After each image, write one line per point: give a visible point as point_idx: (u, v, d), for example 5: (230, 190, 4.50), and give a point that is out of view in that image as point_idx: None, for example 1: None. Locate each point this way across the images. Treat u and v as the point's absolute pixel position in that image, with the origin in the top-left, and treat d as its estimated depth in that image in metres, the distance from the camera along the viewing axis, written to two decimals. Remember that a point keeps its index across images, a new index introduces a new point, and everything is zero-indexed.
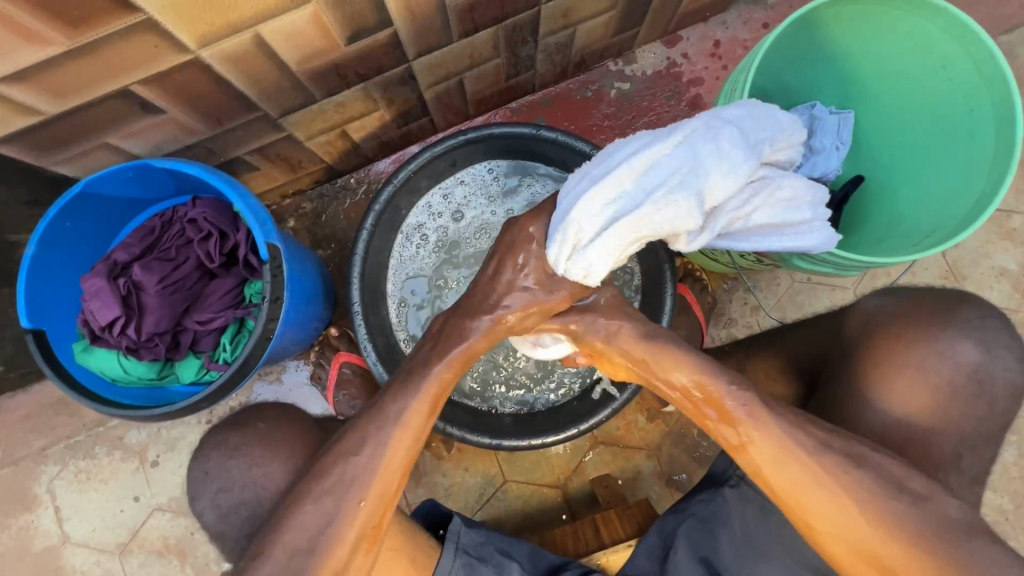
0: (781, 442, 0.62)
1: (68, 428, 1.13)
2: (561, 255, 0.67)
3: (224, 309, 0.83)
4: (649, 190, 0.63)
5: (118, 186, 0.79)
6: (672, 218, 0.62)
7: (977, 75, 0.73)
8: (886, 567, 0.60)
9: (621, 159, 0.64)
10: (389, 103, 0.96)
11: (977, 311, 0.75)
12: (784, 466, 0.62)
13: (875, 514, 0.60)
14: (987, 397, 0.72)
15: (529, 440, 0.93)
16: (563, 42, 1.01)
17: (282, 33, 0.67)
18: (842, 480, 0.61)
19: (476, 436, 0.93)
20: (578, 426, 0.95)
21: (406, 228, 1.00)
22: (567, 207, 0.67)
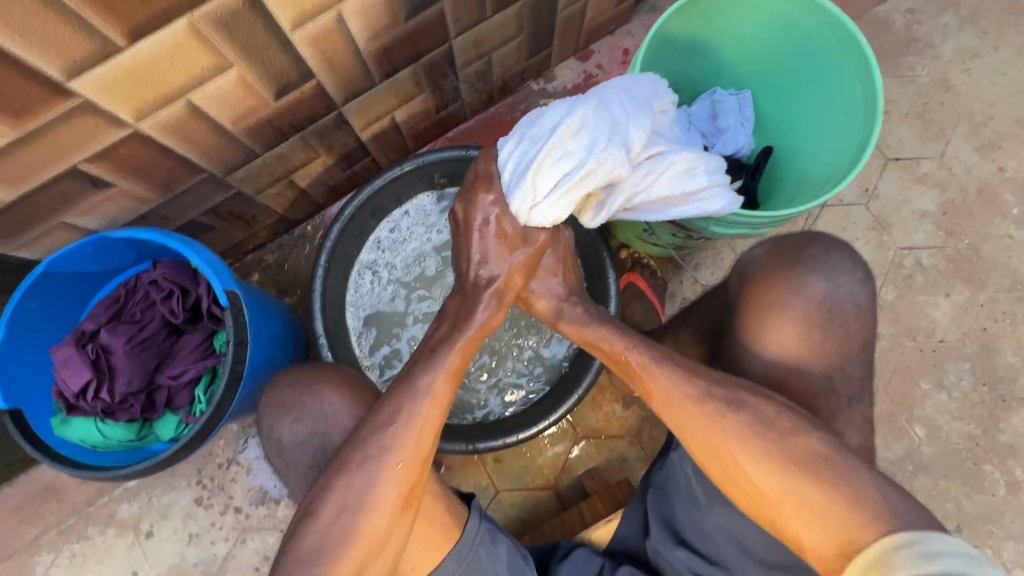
0: (667, 393, 0.70)
1: (58, 513, 1.14)
2: (522, 210, 0.72)
3: (194, 362, 0.87)
4: (588, 146, 0.70)
5: (80, 262, 0.84)
6: (612, 169, 0.71)
7: (836, 40, 0.81)
8: (767, 496, 0.65)
9: (558, 120, 0.71)
10: (329, 149, 1.03)
11: (821, 247, 0.79)
12: (679, 410, 0.69)
13: (751, 451, 0.66)
14: (839, 322, 0.77)
15: (503, 439, 0.97)
16: (482, 71, 1.10)
17: (212, 98, 0.74)
18: (723, 417, 0.67)
19: (452, 444, 0.96)
20: (549, 418, 0.98)
21: (359, 265, 1.05)
22: (514, 170, 0.72)
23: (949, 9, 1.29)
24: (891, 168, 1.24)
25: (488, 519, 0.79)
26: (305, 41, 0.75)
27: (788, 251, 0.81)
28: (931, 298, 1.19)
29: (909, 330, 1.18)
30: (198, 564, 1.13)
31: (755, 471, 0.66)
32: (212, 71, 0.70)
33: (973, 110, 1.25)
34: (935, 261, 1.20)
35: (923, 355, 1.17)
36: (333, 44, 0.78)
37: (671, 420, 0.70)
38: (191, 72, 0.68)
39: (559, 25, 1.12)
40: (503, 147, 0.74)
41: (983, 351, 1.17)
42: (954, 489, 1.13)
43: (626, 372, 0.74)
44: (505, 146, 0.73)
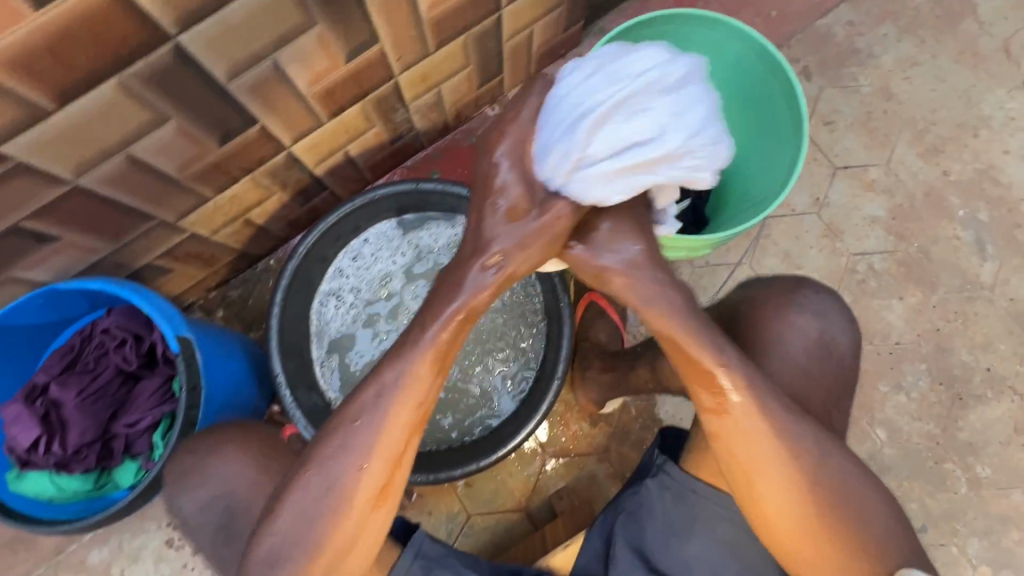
0: (752, 417, 0.65)
1: (27, 563, 1.12)
2: (563, 166, 0.62)
3: (151, 408, 0.87)
4: (673, 117, 0.62)
5: (30, 315, 0.84)
6: (678, 165, 0.64)
7: (763, 63, 0.84)
8: (814, 531, 0.67)
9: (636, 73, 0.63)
10: (284, 187, 1.04)
11: (813, 289, 0.84)
12: (756, 438, 0.65)
13: (818, 489, 0.66)
14: (834, 358, 0.81)
15: (463, 468, 0.99)
16: (433, 102, 1.12)
17: (153, 149, 0.75)
18: (783, 457, 0.66)
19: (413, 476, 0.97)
20: (508, 445, 1.00)
21: (321, 293, 1.04)
22: (606, 111, 0.62)
23: (888, 20, 1.33)
24: (840, 176, 1.27)
25: (425, 556, 0.83)
26: (241, 90, 0.76)
27: (785, 290, 0.84)
28: (884, 301, 1.22)
29: (865, 334, 1.20)
30: None
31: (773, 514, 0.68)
32: (149, 124, 0.72)
33: (915, 117, 1.29)
34: (887, 265, 1.23)
35: (880, 358, 1.20)
36: (272, 91, 0.80)
37: (727, 444, 0.66)
38: (128, 127, 0.70)
39: (507, 54, 1.14)
40: (585, 80, 0.63)
41: (937, 351, 1.19)
42: (917, 489, 1.15)
43: (691, 359, 0.65)
44: (571, 78, 0.64)
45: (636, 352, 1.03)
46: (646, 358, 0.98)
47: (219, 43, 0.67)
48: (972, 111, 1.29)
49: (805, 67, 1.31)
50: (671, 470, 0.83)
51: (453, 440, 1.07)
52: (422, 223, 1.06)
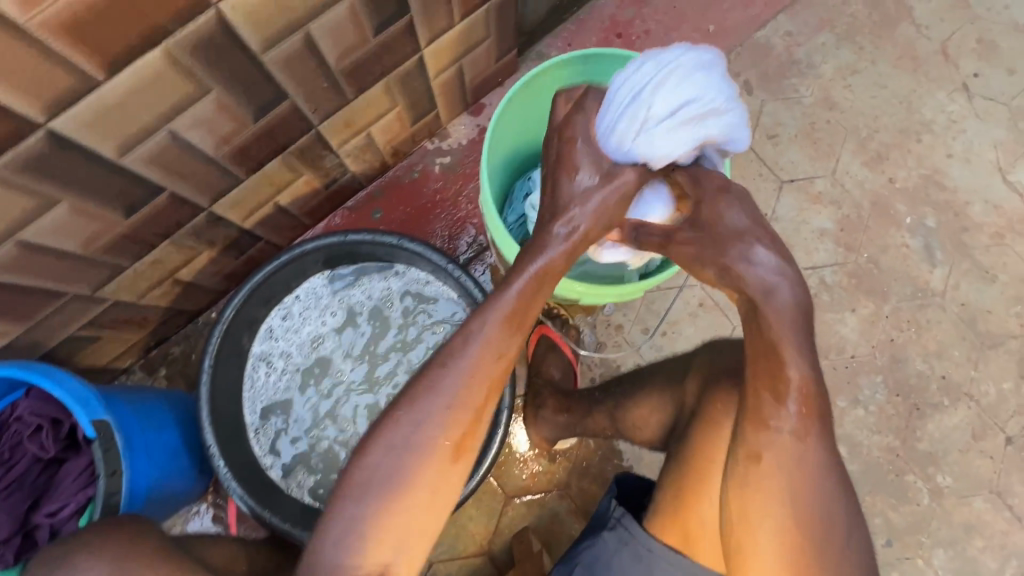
0: (795, 456, 0.61)
1: None
2: (630, 130, 0.64)
3: (75, 494, 0.83)
4: (713, 81, 0.65)
5: None
6: (721, 124, 0.67)
7: None
8: None
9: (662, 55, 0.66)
10: (212, 244, 1.01)
11: None
12: (791, 474, 0.62)
13: (833, 553, 0.61)
14: None
15: None
16: (364, 144, 1.09)
17: (47, 230, 0.73)
18: (805, 516, 0.61)
19: None
20: None
21: (252, 359, 1.02)
22: (662, 79, 0.64)
23: (826, 28, 1.32)
24: (787, 190, 1.26)
25: None
26: (140, 163, 0.73)
27: None
28: (838, 314, 1.21)
29: (820, 350, 1.19)
30: None
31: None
32: (37, 208, 0.69)
33: (859, 125, 1.28)
34: (838, 278, 1.22)
35: (837, 373, 1.19)
36: (177, 160, 0.77)
37: (763, 470, 0.62)
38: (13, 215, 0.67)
39: (437, 90, 1.11)
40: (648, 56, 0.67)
41: (893, 362, 1.19)
42: (880, 504, 1.14)
43: (762, 361, 0.61)
44: (626, 68, 0.67)
45: (593, 396, 1.01)
46: (605, 406, 0.97)
47: (102, 123, 0.65)
48: (915, 116, 1.28)
49: (746, 80, 1.30)
50: (630, 524, 0.81)
51: None
52: (351, 275, 1.05)
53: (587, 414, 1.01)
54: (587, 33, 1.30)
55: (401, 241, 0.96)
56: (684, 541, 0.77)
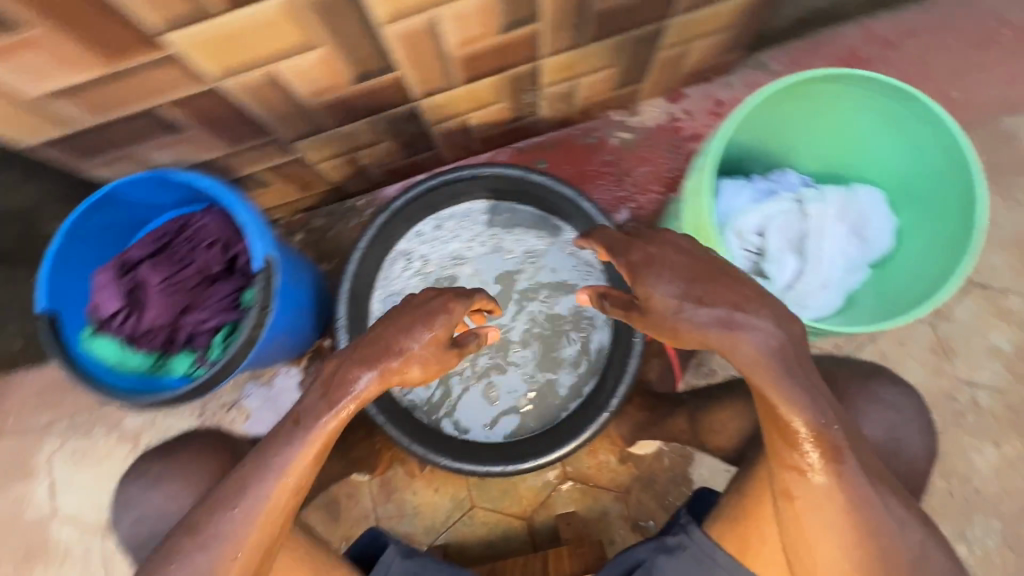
0: (826, 490, 0.64)
1: (73, 406, 1.24)
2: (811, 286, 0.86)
3: (221, 311, 0.91)
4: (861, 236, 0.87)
5: (147, 192, 0.89)
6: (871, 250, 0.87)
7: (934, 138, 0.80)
8: None
9: (804, 189, 0.91)
10: (396, 137, 1.04)
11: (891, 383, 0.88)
12: (817, 507, 0.65)
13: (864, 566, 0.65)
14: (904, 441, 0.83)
15: (488, 466, 0.93)
16: (564, 92, 1.08)
17: (295, 71, 0.75)
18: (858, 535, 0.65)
19: (437, 455, 0.93)
20: (534, 461, 0.94)
21: (394, 251, 1.03)
22: (828, 248, 0.86)
23: None
24: (973, 293, 1.13)
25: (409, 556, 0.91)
26: (395, 35, 0.75)
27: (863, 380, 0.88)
28: (978, 441, 1.09)
29: (943, 470, 1.09)
30: None
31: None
32: (301, 46, 0.71)
33: None
34: (993, 404, 1.10)
35: (952, 500, 1.08)
36: (420, 46, 0.79)
37: (800, 507, 0.66)
38: (278, 45, 0.70)
39: (655, 64, 1.07)
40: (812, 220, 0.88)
41: (1020, 515, 1.07)
42: None
43: (763, 409, 0.64)
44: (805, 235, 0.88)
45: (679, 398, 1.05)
46: (686, 408, 1.02)
47: None
48: None
49: None
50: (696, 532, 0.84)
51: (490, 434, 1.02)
52: (512, 213, 1.05)
53: (670, 412, 1.04)
54: (818, 58, 1.21)
55: (578, 197, 0.95)
56: (741, 553, 0.81)
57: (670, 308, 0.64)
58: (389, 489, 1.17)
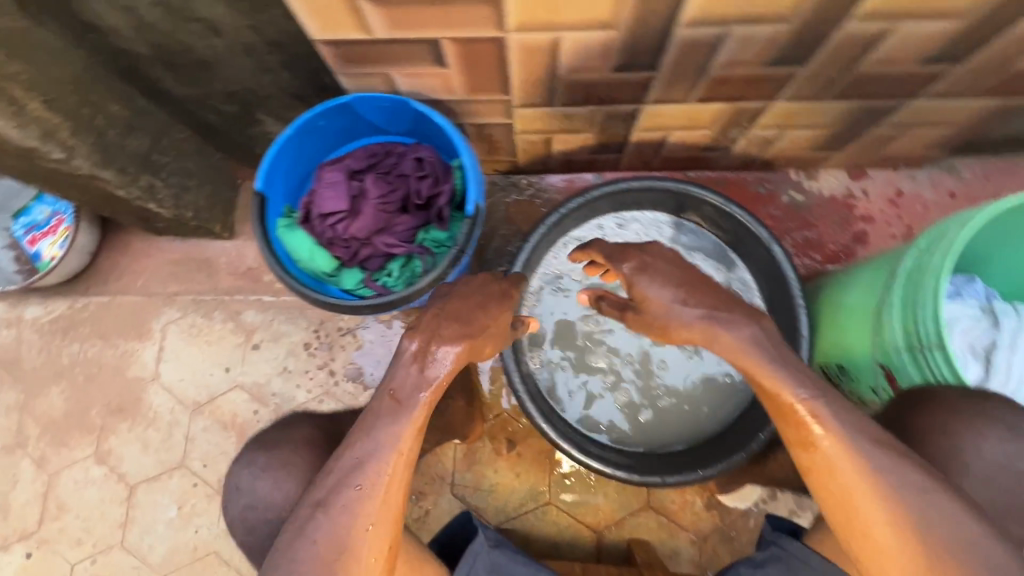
0: (840, 444, 0.65)
1: (202, 285, 1.29)
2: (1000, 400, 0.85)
3: (404, 242, 0.94)
4: None
5: (379, 112, 0.94)
6: None
7: None
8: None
9: (993, 300, 0.90)
10: (599, 131, 1.06)
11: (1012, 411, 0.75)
12: (841, 476, 0.64)
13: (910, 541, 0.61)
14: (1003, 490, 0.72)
15: (610, 468, 0.91)
16: (767, 138, 1.09)
17: (576, 44, 0.78)
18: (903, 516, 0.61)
19: (566, 444, 0.92)
20: (663, 477, 0.90)
21: (570, 237, 1.09)
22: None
23: None
24: None
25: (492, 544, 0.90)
26: (681, 38, 0.77)
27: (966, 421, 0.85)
28: None
29: None
30: (277, 395, 1.23)
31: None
32: (600, 24, 0.74)
33: None
34: None
35: None
36: (691, 56, 0.81)
37: (817, 479, 0.66)
38: (584, 17, 0.72)
39: (865, 137, 1.08)
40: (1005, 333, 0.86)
41: None
42: None
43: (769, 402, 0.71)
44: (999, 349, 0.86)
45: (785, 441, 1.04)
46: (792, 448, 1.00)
47: None
48: None
49: None
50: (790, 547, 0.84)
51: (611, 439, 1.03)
52: (695, 235, 1.08)
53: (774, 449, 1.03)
54: (1013, 180, 1.20)
55: (772, 240, 0.95)
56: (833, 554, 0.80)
57: (663, 308, 0.76)
58: (471, 459, 1.18)
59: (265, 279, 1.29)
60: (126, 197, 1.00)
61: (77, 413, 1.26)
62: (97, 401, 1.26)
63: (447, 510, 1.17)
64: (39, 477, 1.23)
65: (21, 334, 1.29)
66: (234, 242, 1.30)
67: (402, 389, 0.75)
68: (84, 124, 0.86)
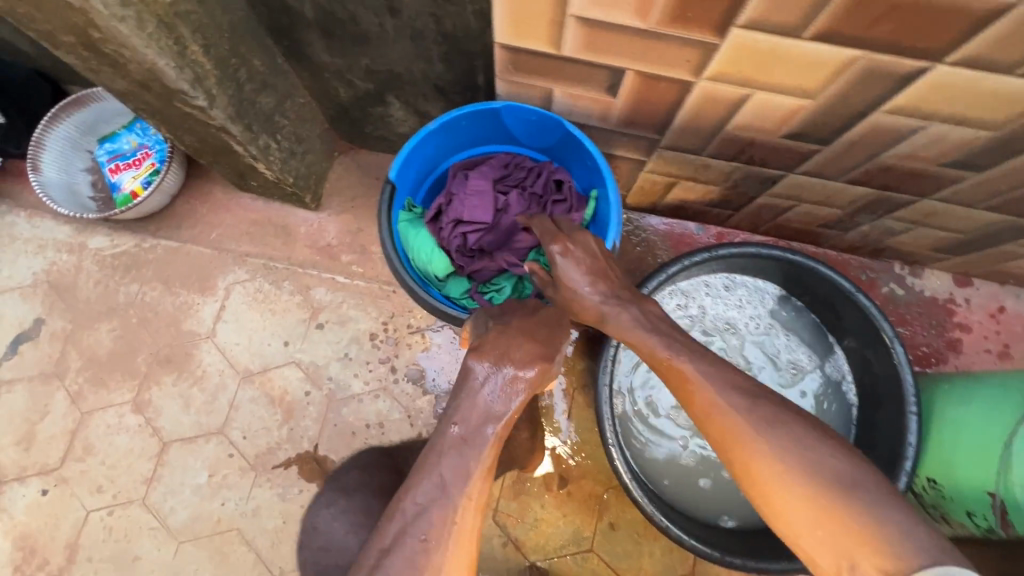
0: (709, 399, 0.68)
1: (277, 252, 1.24)
2: None
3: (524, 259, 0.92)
4: None
5: (524, 124, 0.91)
6: None
7: None
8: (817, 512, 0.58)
9: None
10: (728, 187, 1.03)
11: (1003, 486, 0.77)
12: (718, 414, 0.67)
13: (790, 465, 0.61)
14: None
15: (690, 539, 0.89)
16: (894, 229, 1.06)
17: (762, 104, 0.75)
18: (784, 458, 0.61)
19: (647, 504, 0.90)
20: (743, 560, 0.87)
21: (677, 287, 1.06)
22: None
23: None
24: None
25: None
26: (871, 122, 0.74)
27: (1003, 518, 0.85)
28: None
29: None
30: (332, 381, 1.18)
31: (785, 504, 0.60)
32: (802, 92, 0.70)
33: None
34: None
35: None
36: (872, 140, 0.77)
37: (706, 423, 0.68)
38: (789, 81, 0.69)
39: (992, 250, 1.05)
40: None
41: None
42: None
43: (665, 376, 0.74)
44: None
45: None
46: None
47: (936, 89, 0.65)
48: None
49: None
50: None
51: (682, 503, 1.02)
52: (802, 316, 1.06)
53: None
54: None
55: (895, 340, 0.89)
56: None
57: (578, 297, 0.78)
58: (518, 489, 1.14)
59: (342, 259, 1.24)
60: (242, 153, 0.96)
61: (123, 355, 1.21)
62: (146, 347, 1.21)
63: (485, 534, 1.12)
64: (71, 414, 1.18)
65: (81, 262, 1.24)
66: (318, 215, 1.25)
67: (466, 424, 0.68)
68: (229, 75, 0.82)
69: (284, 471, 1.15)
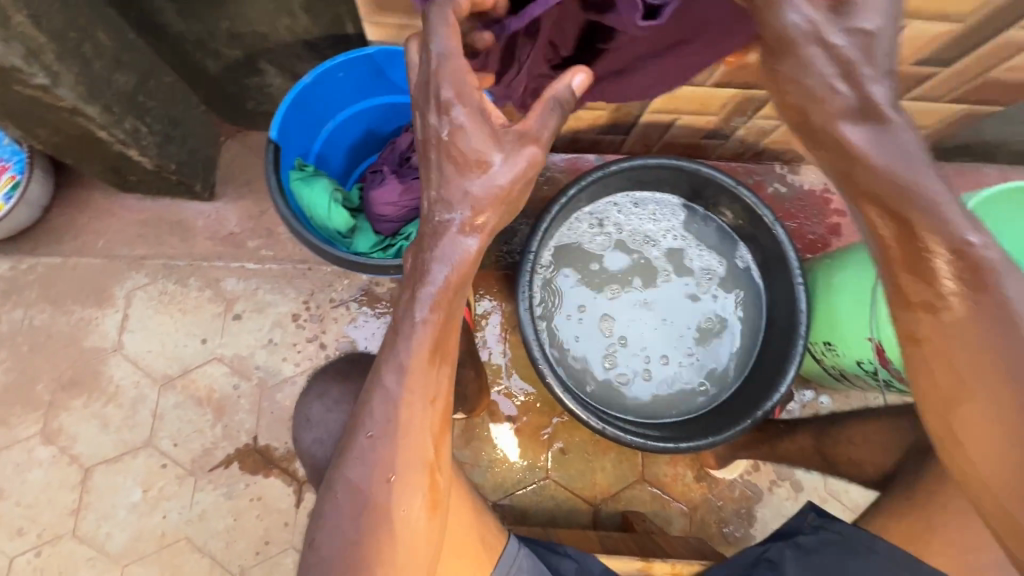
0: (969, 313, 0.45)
1: (175, 249, 1.17)
2: None
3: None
4: None
5: (401, 70, 0.91)
6: None
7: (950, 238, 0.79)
8: None
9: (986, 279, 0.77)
10: (613, 110, 1.08)
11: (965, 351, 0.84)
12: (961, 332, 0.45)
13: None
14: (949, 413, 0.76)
15: (629, 437, 0.93)
16: (766, 129, 1.15)
17: None
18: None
19: (584, 413, 0.93)
20: (678, 443, 0.93)
21: (584, 211, 1.11)
22: None
23: None
24: None
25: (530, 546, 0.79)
26: None
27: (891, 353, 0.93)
28: None
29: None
30: (261, 369, 1.15)
31: (993, 457, 0.46)
32: None
33: None
34: None
35: None
36: None
37: (932, 344, 0.47)
38: None
39: None
40: None
41: None
42: None
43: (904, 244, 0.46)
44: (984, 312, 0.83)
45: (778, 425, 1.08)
46: (809, 428, 1.04)
47: None
48: None
49: None
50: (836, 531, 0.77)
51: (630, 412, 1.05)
52: (704, 221, 1.13)
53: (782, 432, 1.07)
54: None
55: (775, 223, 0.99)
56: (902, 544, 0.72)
57: None
58: (470, 435, 1.16)
59: (249, 245, 1.19)
60: (108, 139, 0.89)
61: (19, 387, 1.11)
62: (45, 374, 1.12)
63: None
64: None
65: None
66: (215, 204, 1.19)
67: None
68: (71, 50, 0.77)
69: (225, 469, 1.10)
